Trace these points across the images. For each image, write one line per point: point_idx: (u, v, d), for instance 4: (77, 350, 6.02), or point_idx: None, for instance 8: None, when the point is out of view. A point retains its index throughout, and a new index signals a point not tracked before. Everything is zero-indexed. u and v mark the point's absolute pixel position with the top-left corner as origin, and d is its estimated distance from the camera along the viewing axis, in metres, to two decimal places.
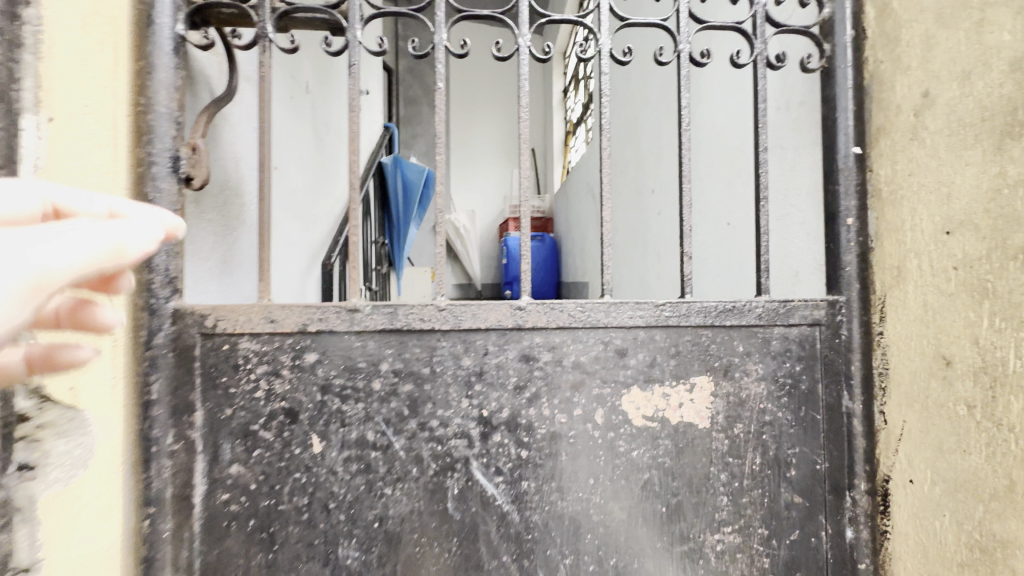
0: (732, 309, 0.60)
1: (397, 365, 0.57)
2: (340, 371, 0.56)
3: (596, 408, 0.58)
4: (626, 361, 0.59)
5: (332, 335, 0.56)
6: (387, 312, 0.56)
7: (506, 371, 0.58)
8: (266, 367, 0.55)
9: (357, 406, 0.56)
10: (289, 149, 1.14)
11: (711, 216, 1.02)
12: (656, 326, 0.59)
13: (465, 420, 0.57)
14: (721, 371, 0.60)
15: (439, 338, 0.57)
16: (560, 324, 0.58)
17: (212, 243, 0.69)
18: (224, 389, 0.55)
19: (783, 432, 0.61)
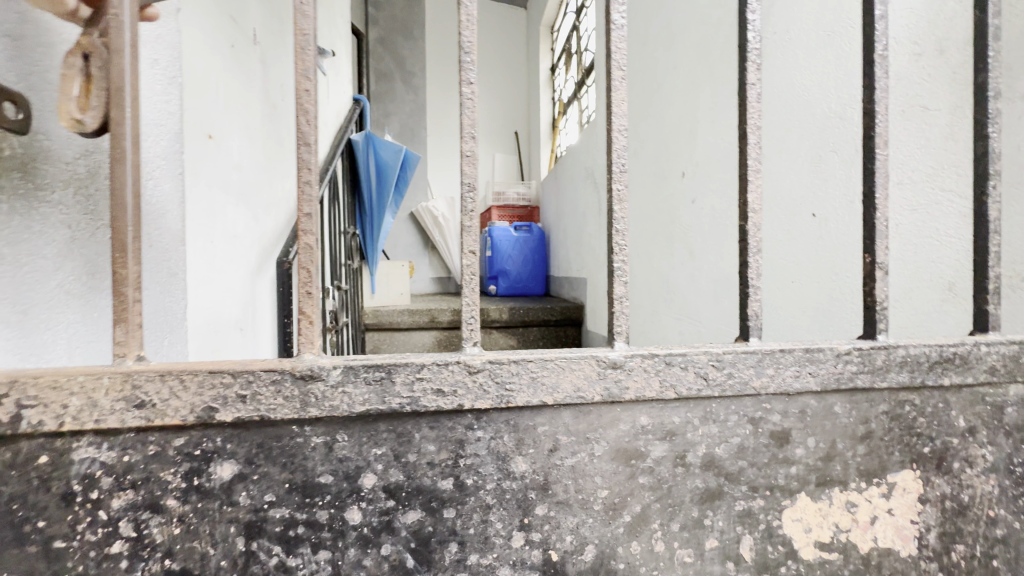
0: (955, 359, 0.36)
1: (391, 481, 0.31)
2: (280, 499, 0.30)
3: (743, 536, 0.34)
4: (790, 451, 0.34)
5: (266, 428, 0.29)
6: (370, 381, 0.30)
7: (590, 480, 0.32)
8: (133, 497, 0.28)
9: (316, 558, 0.30)
10: (231, 106, 0.80)
11: (785, 204, 0.77)
12: (837, 392, 0.35)
13: (517, 570, 0.32)
14: (932, 462, 0.36)
15: (471, 427, 0.31)
16: (682, 393, 0.33)
17: (59, 246, 0.40)
18: (48, 546, 0.28)
19: (1021, 554, 0.38)
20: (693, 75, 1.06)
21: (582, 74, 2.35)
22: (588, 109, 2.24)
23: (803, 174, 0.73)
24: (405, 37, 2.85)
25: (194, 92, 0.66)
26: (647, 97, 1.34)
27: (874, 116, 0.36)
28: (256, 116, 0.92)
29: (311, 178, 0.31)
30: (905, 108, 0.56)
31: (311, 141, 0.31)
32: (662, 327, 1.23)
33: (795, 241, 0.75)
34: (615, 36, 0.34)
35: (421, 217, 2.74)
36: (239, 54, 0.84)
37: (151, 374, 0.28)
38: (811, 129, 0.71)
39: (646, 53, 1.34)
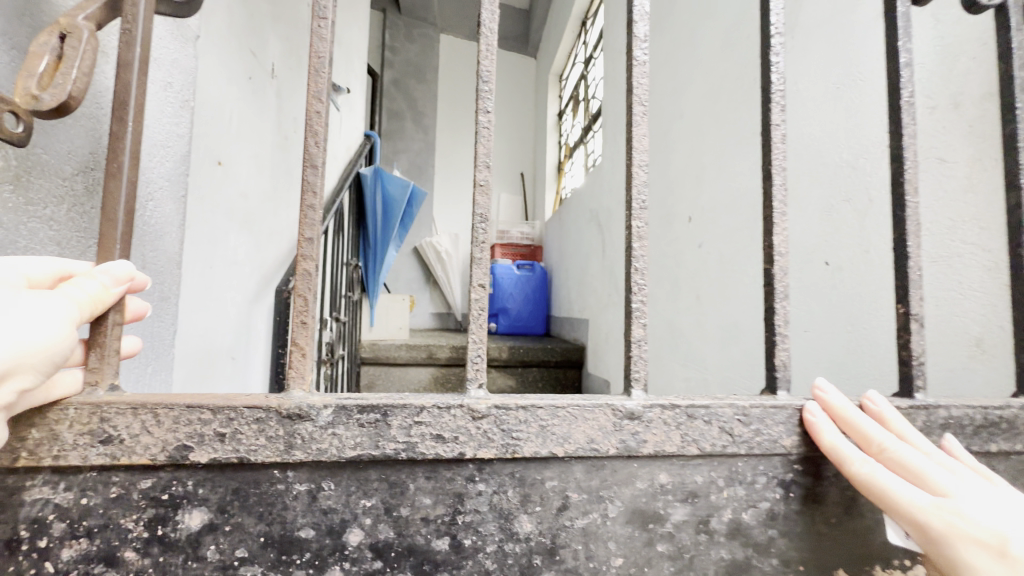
0: (1003, 424, 0.33)
1: (380, 538, 0.27)
2: (254, 555, 0.26)
3: None
4: (824, 521, 0.31)
5: (246, 471, 0.26)
6: (362, 422, 0.27)
7: (601, 547, 0.29)
8: (85, 547, 0.25)
9: None
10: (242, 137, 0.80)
11: (796, 253, 0.76)
12: None
13: None
14: None
15: (471, 478, 0.28)
16: (705, 448, 0.30)
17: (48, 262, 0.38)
18: None
19: None
20: (701, 124, 1.07)
21: (586, 120, 2.39)
22: (591, 154, 2.26)
23: (812, 223, 0.72)
24: (417, 80, 2.94)
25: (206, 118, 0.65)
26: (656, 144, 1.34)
27: (903, 162, 0.35)
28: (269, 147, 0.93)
29: (316, 202, 0.29)
30: (919, 158, 0.55)
31: (318, 162, 0.29)
32: (666, 371, 1.20)
33: (808, 288, 0.73)
34: (638, 71, 0.33)
35: (423, 253, 2.75)
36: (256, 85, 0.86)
37: (123, 405, 0.25)
38: (821, 180, 0.71)
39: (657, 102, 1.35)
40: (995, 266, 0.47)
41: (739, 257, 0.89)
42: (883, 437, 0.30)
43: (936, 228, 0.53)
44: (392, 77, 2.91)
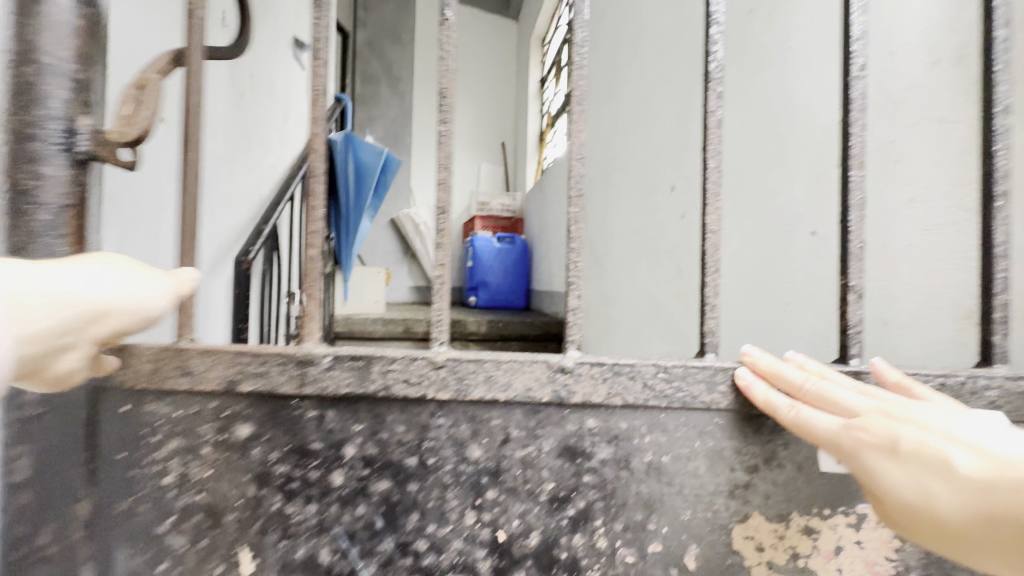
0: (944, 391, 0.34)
1: (363, 453, 0.37)
2: (278, 458, 0.37)
3: (688, 545, 0.35)
4: (741, 468, 0.35)
5: (275, 399, 0.37)
6: (348, 369, 0.36)
7: (537, 472, 0.36)
8: (179, 442, 0.37)
9: (308, 508, 0.37)
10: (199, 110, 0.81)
11: (777, 225, 0.68)
12: None
13: (467, 543, 0.36)
14: None
15: (433, 413, 0.37)
16: (628, 400, 0.35)
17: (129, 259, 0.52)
18: (126, 472, 0.37)
19: None
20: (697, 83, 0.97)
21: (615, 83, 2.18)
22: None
23: (798, 192, 0.64)
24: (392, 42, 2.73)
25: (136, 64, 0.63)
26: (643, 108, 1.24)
27: (850, 137, 0.36)
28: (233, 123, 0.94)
29: (320, 207, 0.39)
30: (919, 121, 0.52)
31: (318, 174, 0.38)
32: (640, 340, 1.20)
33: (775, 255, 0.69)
34: (579, 71, 0.37)
35: (405, 225, 2.63)
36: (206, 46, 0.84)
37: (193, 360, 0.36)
38: (807, 146, 0.63)
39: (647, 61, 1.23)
40: (962, 259, 0.47)
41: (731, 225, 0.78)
42: (803, 377, 0.34)
43: (918, 211, 0.52)
44: (366, 37, 2.70)
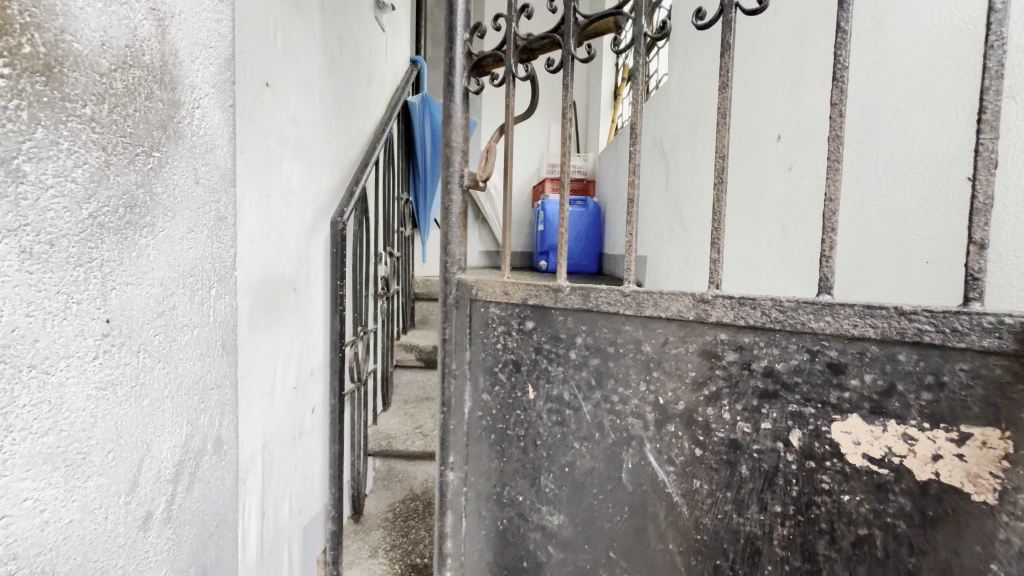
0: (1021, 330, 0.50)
1: (584, 344, 0.80)
2: (541, 342, 0.85)
3: (793, 428, 0.63)
4: (843, 378, 0.60)
5: (544, 308, 0.84)
6: (574, 295, 0.80)
7: (685, 365, 0.70)
8: (502, 329, 0.89)
9: (559, 369, 0.82)
10: (286, 97, 1.45)
11: (917, 169, 0.95)
12: (898, 342, 0.57)
13: (641, 403, 0.75)
14: (984, 420, 0.53)
15: (623, 323, 0.76)
16: (752, 322, 0.64)
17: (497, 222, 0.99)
18: (483, 340, 0.91)
19: None
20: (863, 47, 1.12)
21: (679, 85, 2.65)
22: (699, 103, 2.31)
23: (949, 139, 0.89)
24: None
25: (252, 60, 1.25)
26: (784, 88, 1.47)
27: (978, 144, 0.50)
28: (263, 134, 1.32)
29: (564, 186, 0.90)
30: None
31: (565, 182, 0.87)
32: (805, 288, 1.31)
33: (905, 202, 0.97)
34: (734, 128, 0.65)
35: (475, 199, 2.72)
36: (285, 51, 1.43)
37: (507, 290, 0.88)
38: (955, 103, 0.88)
39: (788, 46, 1.48)
40: None
41: (893, 171, 1.00)
42: None
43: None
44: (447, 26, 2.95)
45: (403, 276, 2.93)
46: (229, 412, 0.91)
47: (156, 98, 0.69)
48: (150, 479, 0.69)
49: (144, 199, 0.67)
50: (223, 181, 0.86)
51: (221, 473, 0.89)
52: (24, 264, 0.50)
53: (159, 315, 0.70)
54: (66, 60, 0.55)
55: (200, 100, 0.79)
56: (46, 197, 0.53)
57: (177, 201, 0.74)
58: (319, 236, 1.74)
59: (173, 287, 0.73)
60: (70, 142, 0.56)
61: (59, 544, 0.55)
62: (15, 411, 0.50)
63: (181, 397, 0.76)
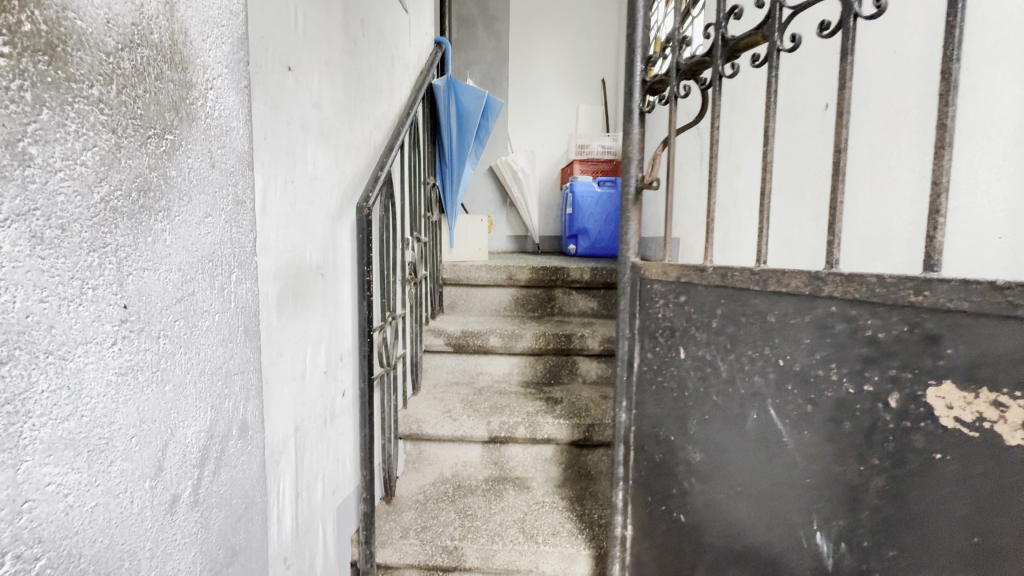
0: None
1: (722, 313, 0.98)
2: (691, 314, 1.07)
3: (890, 392, 0.69)
4: (938, 348, 0.63)
5: (693, 283, 1.06)
6: (715, 274, 1.00)
7: (801, 332, 0.82)
8: (664, 300, 1.15)
9: (704, 334, 1.03)
10: (312, 81, 1.43)
11: (988, 139, 0.94)
12: (989, 313, 0.58)
13: (765, 365, 0.89)
14: None
15: (752, 295, 0.92)
16: (856, 294, 0.73)
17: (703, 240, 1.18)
18: (651, 308, 1.20)
19: None
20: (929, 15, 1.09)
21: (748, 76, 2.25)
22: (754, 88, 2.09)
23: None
24: None
25: (277, 44, 1.23)
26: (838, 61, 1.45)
27: None
28: (286, 118, 1.28)
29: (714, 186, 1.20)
30: None
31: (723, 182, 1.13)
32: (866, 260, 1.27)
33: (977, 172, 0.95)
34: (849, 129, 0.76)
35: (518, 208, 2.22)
36: (308, 33, 1.39)
37: (667, 269, 1.14)
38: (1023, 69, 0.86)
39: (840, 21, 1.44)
40: None
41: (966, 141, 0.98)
42: None
43: None
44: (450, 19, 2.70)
45: (429, 262, 2.95)
46: (253, 398, 0.87)
47: (165, 79, 0.62)
48: (175, 464, 0.64)
49: (159, 182, 0.61)
50: (241, 165, 0.81)
51: (248, 458, 0.85)
52: (35, 249, 0.44)
53: (178, 301, 0.65)
54: (69, 36, 0.48)
55: (213, 81, 0.73)
56: (55, 179, 0.46)
57: (192, 184, 0.68)
58: (345, 222, 1.70)
59: (193, 273, 0.68)
60: (78, 124, 0.49)
61: (85, 528, 0.50)
62: (33, 398, 0.45)
63: (204, 381, 0.71)
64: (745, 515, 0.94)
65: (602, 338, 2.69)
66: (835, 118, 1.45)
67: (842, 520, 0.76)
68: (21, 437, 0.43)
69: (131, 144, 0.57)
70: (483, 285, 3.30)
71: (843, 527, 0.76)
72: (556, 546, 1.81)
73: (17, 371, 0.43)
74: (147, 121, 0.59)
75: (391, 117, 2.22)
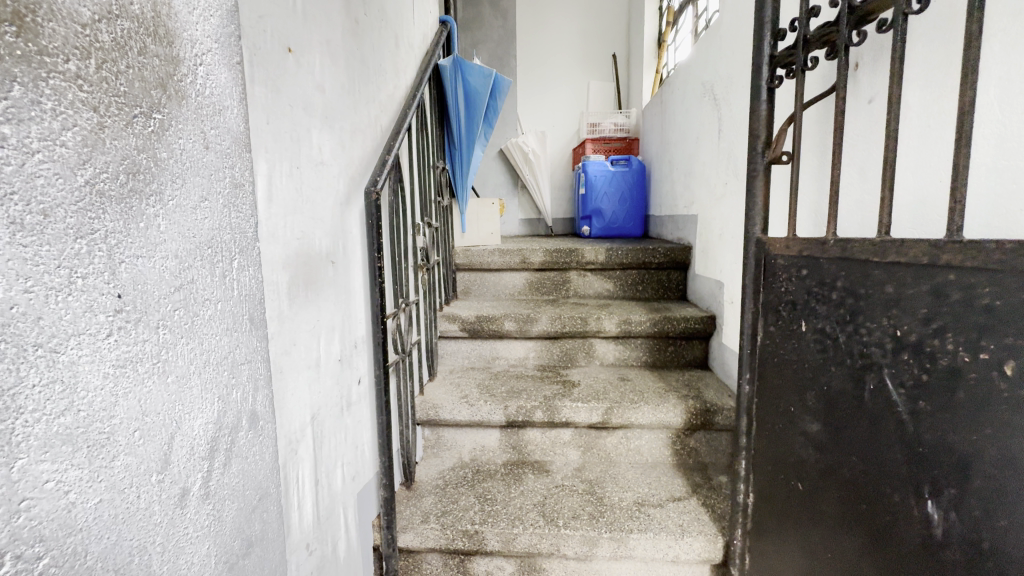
0: None
1: (843, 286, 1.03)
2: (812, 287, 1.15)
3: (1007, 359, 0.71)
4: None
5: (816, 259, 1.14)
6: (836, 247, 1.06)
7: (919, 302, 0.85)
8: (791, 276, 1.24)
9: (824, 306, 1.10)
10: (316, 58, 1.32)
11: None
12: None
13: (883, 335, 0.92)
14: None
15: (873, 268, 0.95)
16: (975, 263, 0.75)
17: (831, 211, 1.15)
18: (777, 283, 1.30)
19: None
20: None
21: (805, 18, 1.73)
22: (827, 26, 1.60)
23: None
24: None
25: (278, 22, 1.12)
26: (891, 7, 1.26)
27: None
28: (289, 100, 1.16)
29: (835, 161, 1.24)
30: None
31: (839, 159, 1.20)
32: (896, 228, 1.17)
33: None
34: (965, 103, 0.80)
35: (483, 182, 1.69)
36: (308, 8, 1.27)
37: (790, 244, 1.26)
38: None
39: None
40: None
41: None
42: None
43: None
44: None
45: (443, 246, 2.85)
46: (264, 388, 0.78)
47: (151, 52, 0.54)
48: (183, 456, 0.57)
49: (149, 163, 0.53)
50: (238, 146, 0.72)
51: (261, 449, 0.76)
52: (15, 237, 0.38)
53: (177, 290, 0.57)
54: (37, 5, 0.40)
55: (202, 56, 0.64)
56: (33, 162, 0.40)
57: (186, 167, 0.60)
58: (355, 208, 1.60)
59: (191, 259, 0.60)
60: (54, 103, 0.42)
61: (92, 524, 0.45)
62: (25, 393, 0.39)
63: (210, 372, 0.64)
64: (860, 476, 0.99)
65: (619, 320, 2.57)
66: (878, 72, 1.28)
67: (956, 485, 0.78)
68: (13, 434, 0.38)
69: (120, 125, 0.50)
70: (497, 268, 3.17)
71: (954, 495, 0.78)
72: (577, 530, 1.70)
73: (2, 366, 0.37)
74: (136, 99, 0.52)
75: (399, 99, 2.09)
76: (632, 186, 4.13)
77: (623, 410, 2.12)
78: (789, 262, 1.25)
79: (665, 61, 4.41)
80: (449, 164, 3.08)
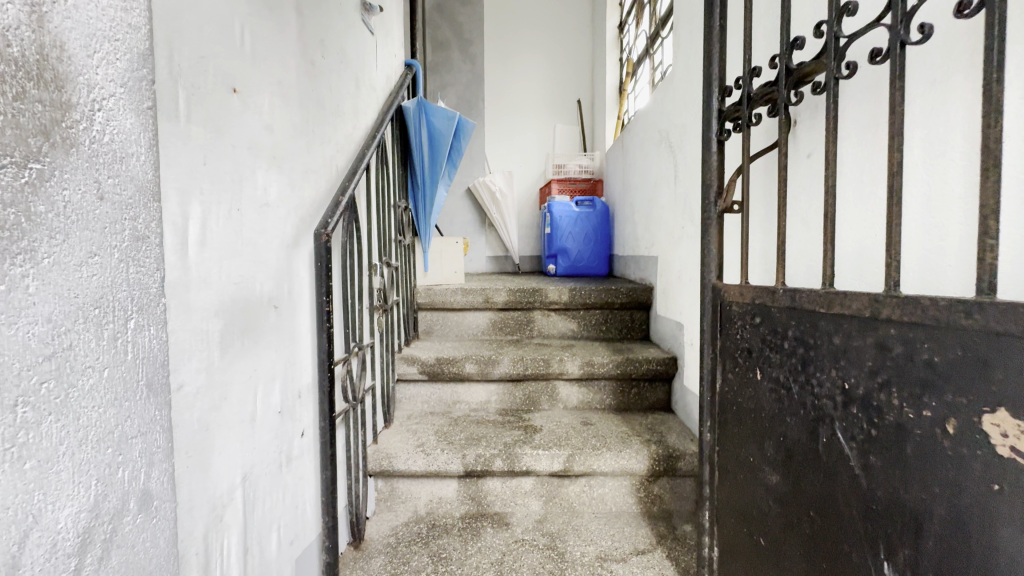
0: None
1: (794, 335, 0.97)
2: (765, 335, 1.08)
3: (949, 417, 0.66)
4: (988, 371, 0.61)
5: (767, 307, 1.07)
6: (786, 296, 1.01)
7: (865, 355, 0.80)
8: (743, 323, 1.17)
9: (777, 356, 1.03)
10: (267, 94, 1.18)
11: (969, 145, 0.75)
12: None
13: (834, 387, 0.86)
14: None
15: (820, 320, 0.90)
16: (913, 319, 0.71)
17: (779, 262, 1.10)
18: (729, 331, 1.23)
19: None
20: None
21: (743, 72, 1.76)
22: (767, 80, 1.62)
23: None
24: None
25: (220, 55, 0.98)
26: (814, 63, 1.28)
27: None
28: (230, 137, 1.01)
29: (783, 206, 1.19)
30: None
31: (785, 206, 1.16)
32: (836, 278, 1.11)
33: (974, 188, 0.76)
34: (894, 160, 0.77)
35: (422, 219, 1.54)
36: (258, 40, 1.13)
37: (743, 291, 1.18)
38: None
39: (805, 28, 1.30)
40: None
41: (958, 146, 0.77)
42: None
43: None
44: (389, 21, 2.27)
45: (401, 287, 2.62)
46: (163, 462, 0.61)
47: (32, 96, 0.43)
48: (39, 558, 0.43)
49: (18, 219, 0.42)
50: (144, 196, 0.58)
51: (152, 537, 0.59)
52: None
53: (44, 360, 0.44)
54: None
55: (101, 102, 0.51)
56: None
57: (73, 219, 0.47)
58: (301, 248, 1.36)
59: (68, 323, 0.46)
60: None
61: None
62: None
63: (88, 452, 0.49)
64: (820, 537, 0.89)
65: (582, 362, 2.41)
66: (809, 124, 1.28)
67: (911, 547, 0.71)
68: None
69: None
70: (461, 308, 3.03)
71: (910, 558, 0.71)
72: None
73: None
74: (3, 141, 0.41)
75: (357, 140, 1.93)
76: (595, 227, 4.13)
77: (585, 457, 1.91)
78: (741, 312, 1.18)
79: (625, 110, 4.53)
80: (410, 204, 2.95)
